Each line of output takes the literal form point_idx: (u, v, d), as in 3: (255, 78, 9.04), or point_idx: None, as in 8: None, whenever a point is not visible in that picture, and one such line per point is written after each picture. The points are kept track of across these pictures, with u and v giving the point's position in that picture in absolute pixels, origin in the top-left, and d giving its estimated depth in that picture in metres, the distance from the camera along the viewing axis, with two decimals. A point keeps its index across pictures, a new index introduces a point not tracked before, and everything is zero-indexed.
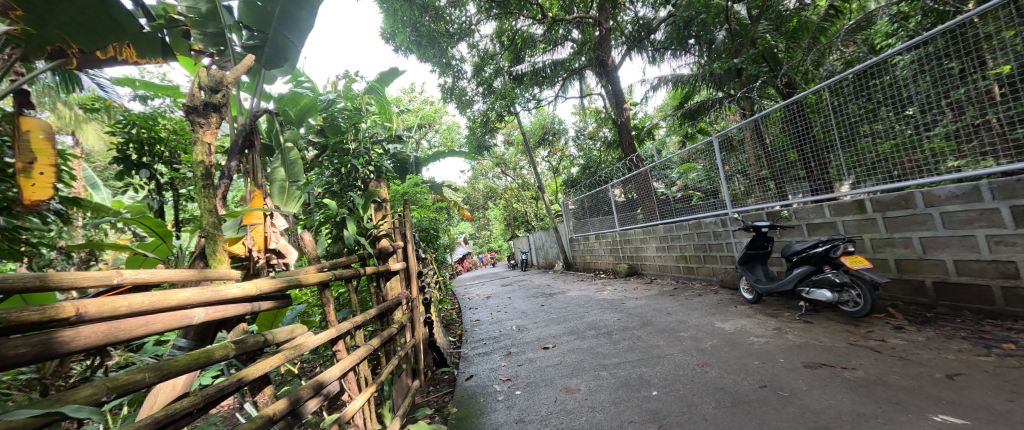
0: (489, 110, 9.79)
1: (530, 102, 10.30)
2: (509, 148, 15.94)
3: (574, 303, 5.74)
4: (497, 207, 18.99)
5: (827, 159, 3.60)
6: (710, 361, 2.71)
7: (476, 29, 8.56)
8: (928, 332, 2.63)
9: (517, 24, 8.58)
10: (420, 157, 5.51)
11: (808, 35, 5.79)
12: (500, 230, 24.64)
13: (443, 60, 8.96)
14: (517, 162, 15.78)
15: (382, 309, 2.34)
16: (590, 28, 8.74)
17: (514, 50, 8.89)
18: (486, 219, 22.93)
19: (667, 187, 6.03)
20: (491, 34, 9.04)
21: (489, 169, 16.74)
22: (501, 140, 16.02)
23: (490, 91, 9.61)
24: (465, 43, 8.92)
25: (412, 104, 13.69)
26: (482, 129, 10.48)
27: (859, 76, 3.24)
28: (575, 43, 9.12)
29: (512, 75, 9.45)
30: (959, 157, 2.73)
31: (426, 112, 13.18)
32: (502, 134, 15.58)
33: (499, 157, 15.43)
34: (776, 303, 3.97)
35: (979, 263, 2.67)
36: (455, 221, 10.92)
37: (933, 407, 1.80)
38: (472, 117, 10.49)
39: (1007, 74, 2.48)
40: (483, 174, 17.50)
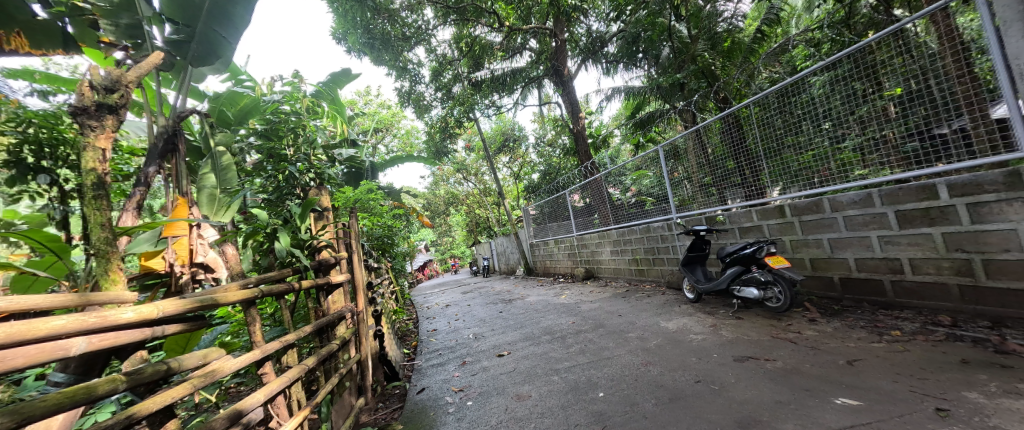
0: (449, 115, 9.76)
1: (489, 109, 10.38)
2: (470, 154, 15.94)
3: (531, 308, 5.81)
4: (458, 214, 18.84)
5: (759, 167, 3.90)
6: (653, 360, 2.85)
7: (433, 34, 8.49)
8: (835, 323, 2.96)
9: (475, 31, 8.62)
10: (377, 162, 5.24)
11: (740, 55, 6.38)
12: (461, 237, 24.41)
13: (399, 64, 8.77)
14: (478, 168, 15.84)
15: (321, 324, 2.19)
16: (548, 38, 8.92)
17: (473, 56, 8.98)
18: (447, 226, 22.62)
19: (621, 193, 6.27)
20: (449, 40, 9.03)
21: (449, 175, 16.66)
22: (461, 146, 15.96)
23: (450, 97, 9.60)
24: (423, 47, 8.78)
25: (368, 108, 13.28)
26: (441, 134, 10.39)
27: (784, 92, 3.55)
28: (533, 53, 9.29)
29: (472, 81, 9.55)
30: (865, 166, 3.06)
31: (382, 116, 12.82)
32: (462, 140, 15.51)
33: (460, 163, 15.39)
34: (714, 301, 4.27)
35: (874, 260, 3.05)
36: (413, 229, 10.68)
37: (836, 391, 2.01)
38: (432, 122, 10.39)
39: (900, 95, 2.80)
40: (444, 179, 17.45)
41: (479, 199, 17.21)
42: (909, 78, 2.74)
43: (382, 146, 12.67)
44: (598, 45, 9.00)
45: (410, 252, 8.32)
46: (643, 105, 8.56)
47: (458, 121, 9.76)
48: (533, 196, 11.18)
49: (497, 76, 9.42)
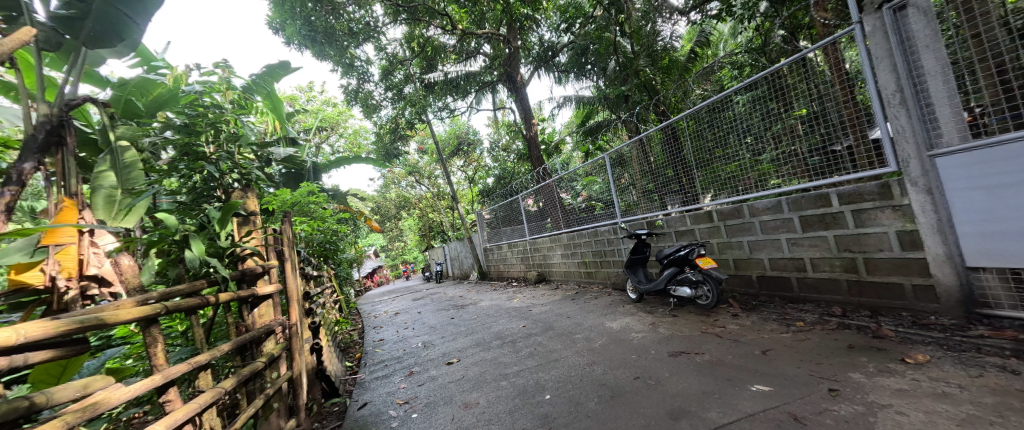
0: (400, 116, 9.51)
1: (442, 111, 10.25)
2: (423, 157, 15.62)
3: (483, 313, 5.78)
4: (410, 218, 18.33)
5: (693, 176, 4.19)
6: (597, 359, 2.95)
7: (383, 32, 8.22)
8: (754, 317, 3.27)
9: (427, 32, 8.47)
10: (319, 163, 4.57)
11: (677, 72, 6.92)
12: (413, 241, 23.75)
13: (344, 61, 8.36)
14: (431, 171, 15.54)
15: (242, 341, 2.00)
16: (501, 44, 9.00)
17: (425, 58, 8.86)
18: (399, 231, 21.90)
19: (572, 198, 6.45)
20: (400, 39, 8.79)
21: (401, 178, 16.14)
22: (413, 148, 15.58)
23: (401, 98, 9.34)
24: (372, 45, 8.46)
25: (311, 105, 12.49)
26: (391, 136, 10.10)
27: (713, 108, 3.86)
28: (486, 58, 9.32)
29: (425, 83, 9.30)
30: (779, 176, 3.38)
31: (327, 114, 12.13)
32: (414, 143, 15.17)
33: (411, 165, 15.00)
34: (653, 300, 4.54)
35: (783, 259, 3.42)
36: (362, 234, 10.21)
37: (753, 379, 2.22)
38: (381, 124, 10.06)
39: (804, 115, 3.15)
40: (395, 182, 16.90)
41: (432, 203, 16.90)
42: (811, 100, 3.09)
43: (328, 147, 12.05)
44: (550, 54, 9.28)
45: (358, 258, 7.95)
46: (593, 114, 8.93)
47: (410, 123, 9.56)
48: (486, 200, 11.20)
49: (451, 78, 9.10)
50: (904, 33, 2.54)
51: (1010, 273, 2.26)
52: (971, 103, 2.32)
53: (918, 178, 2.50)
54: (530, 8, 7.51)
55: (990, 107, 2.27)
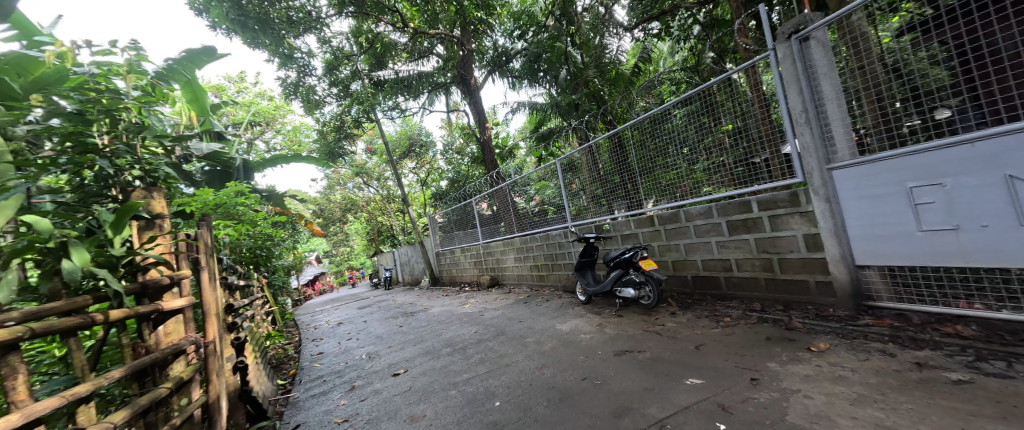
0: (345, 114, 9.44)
1: (392, 110, 9.91)
2: (371, 157, 15.01)
3: (434, 320, 5.66)
4: (357, 221, 17.53)
5: (637, 182, 4.43)
6: (547, 362, 3.02)
7: (326, 23, 7.73)
8: (689, 315, 3.52)
9: (376, 28, 8.09)
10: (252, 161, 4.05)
11: (624, 84, 7.31)
12: (361, 246, 22.72)
13: (282, 51, 7.76)
14: (381, 173, 14.96)
15: (142, 366, 1.69)
16: (455, 46, 8.89)
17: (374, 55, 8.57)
18: (345, 235, 20.84)
19: (526, 202, 6.52)
20: (346, 32, 8.36)
21: (347, 179, 15.37)
22: (362, 148, 15.01)
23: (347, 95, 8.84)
24: (314, 36, 7.93)
25: (243, 97, 11.45)
26: (336, 135, 9.62)
27: (655, 119, 4.12)
28: (439, 58, 9.17)
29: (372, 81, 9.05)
30: (710, 184, 3.66)
31: (261, 107, 11.16)
32: (362, 142, 14.55)
33: (359, 166, 14.35)
34: (601, 302, 4.72)
35: (713, 260, 3.73)
36: (303, 238, 9.57)
37: (687, 373, 2.39)
38: (327, 122, 9.58)
39: (730, 130, 3.45)
40: (341, 183, 16.00)
41: (381, 206, 16.30)
42: (736, 117, 3.40)
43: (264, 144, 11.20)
44: (504, 59, 9.38)
45: (298, 264, 7.43)
46: (545, 120, 9.14)
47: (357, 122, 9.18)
48: (439, 203, 11.01)
49: (402, 77, 8.87)
50: (807, 62, 2.91)
51: (887, 270, 2.67)
52: (857, 125, 2.69)
53: (819, 188, 2.86)
54: (484, 12, 7.56)
55: (872, 129, 2.63)
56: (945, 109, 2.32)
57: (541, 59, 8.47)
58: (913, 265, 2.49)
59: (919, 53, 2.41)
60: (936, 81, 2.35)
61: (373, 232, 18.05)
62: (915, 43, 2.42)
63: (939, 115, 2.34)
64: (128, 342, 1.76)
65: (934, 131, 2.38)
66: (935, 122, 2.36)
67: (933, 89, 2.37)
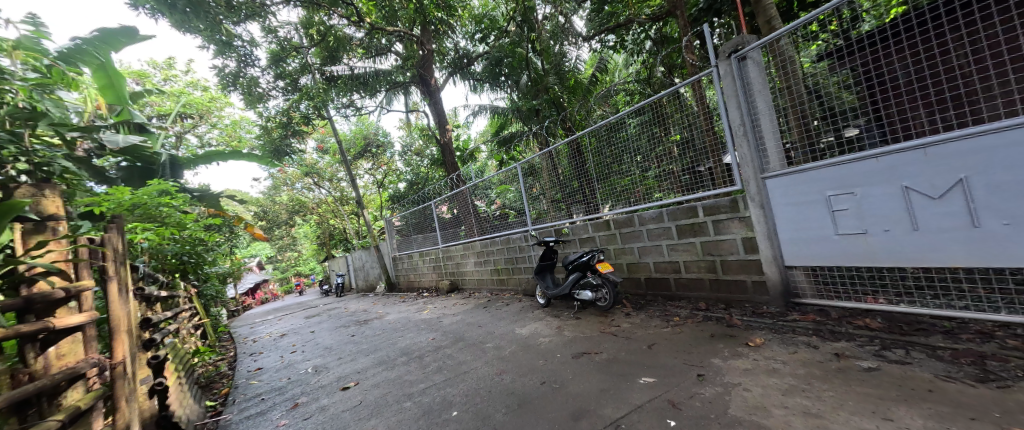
0: (293, 110, 8.68)
1: (346, 108, 9.45)
2: (323, 157, 14.25)
3: (389, 328, 5.43)
4: (307, 224, 16.57)
5: (594, 188, 4.53)
6: (506, 368, 2.98)
7: (272, 12, 7.14)
8: (643, 315, 3.64)
9: (328, 19, 7.45)
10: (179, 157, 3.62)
11: (583, 91, 7.52)
12: (311, 251, 21.47)
13: (221, 38, 7.08)
14: (333, 173, 14.25)
15: (29, 393, 1.41)
16: (414, 44, 8.65)
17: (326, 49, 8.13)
18: (292, 239, 19.60)
19: (487, 205, 6.46)
20: (295, 22, 7.85)
21: (295, 180, 14.45)
22: (312, 147, 14.16)
23: (295, 90, 8.57)
24: (257, 23, 7.33)
25: (172, 86, 10.34)
26: (282, 132, 9.03)
27: (611, 127, 4.24)
28: (398, 56, 8.91)
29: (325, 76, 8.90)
30: (661, 190, 3.82)
31: (194, 98, 10.13)
32: (312, 140, 13.80)
33: (309, 166, 13.56)
34: (560, 305, 4.77)
35: (664, 262, 3.88)
36: (243, 242, 8.82)
37: (642, 372, 2.45)
38: (271, 116, 8.92)
39: (677, 140, 3.61)
40: (287, 184, 14.81)
41: (333, 209, 15.53)
42: (683, 128, 3.56)
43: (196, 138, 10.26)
44: (465, 62, 9.31)
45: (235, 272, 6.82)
46: (507, 124, 9.17)
47: (306, 118, 8.66)
48: (396, 206, 10.66)
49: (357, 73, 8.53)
50: (745, 79, 3.12)
51: (810, 269, 2.91)
52: (784, 140, 2.94)
53: (754, 195, 3.06)
54: (445, 13, 7.46)
55: (797, 145, 2.88)
56: (853, 127, 2.56)
57: (502, 63, 8.49)
58: (830, 265, 2.73)
59: (833, 77, 2.64)
60: (847, 103, 2.59)
61: (325, 236, 17.13)
62: (830, 67, 2.64)
63: (849, 133, 2.58)
64: (7, 369, 1.47)
65: (845, 147, 2.62)
66: (846, 139, 2.60)
67: (843, 111, 2.61)
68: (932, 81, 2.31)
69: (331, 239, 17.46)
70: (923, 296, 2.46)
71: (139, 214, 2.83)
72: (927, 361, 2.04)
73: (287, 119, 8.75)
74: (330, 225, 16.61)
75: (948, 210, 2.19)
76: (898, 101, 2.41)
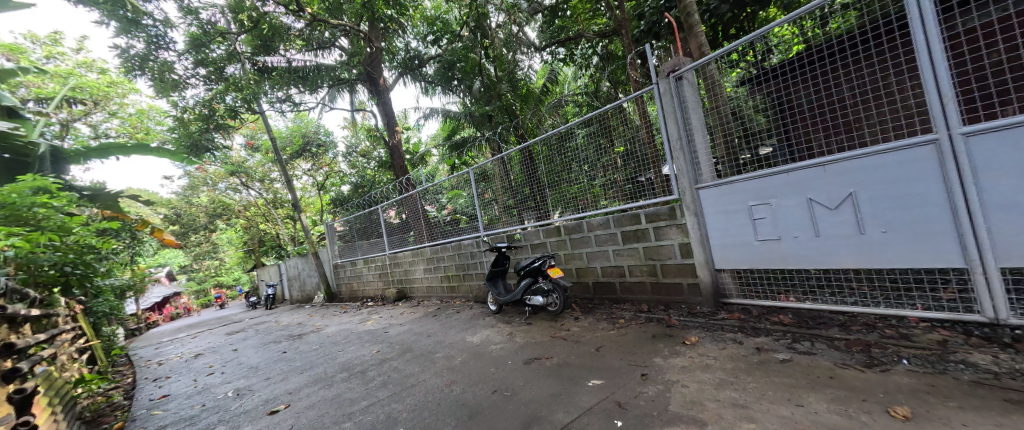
0: (215, 101, 7.62)
1: (283, 103, 8.77)
2: (253, 155, 13.19)
3: (328, 341, 5.08)
4: (234, 229, 15.16)
5: (544, 194, 4.60)
6: (457, 378, 2.90)
7: None
8: (591, 318, 3.73)
9: (263, 7, 6.91)
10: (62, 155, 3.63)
11: (535, 101, 7.67)
12: (238, 258, 19.67)
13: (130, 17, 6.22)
14: (266, 173, 13.23)
15: None
16: (361, 41, 8.30)
17: (260, 38, 7.51)
18: (215, 245, 17.78)
19: (437, 211, 6.32)
20: (223, 7, 7.16)
21: (221, 180, 13.18)
22: (241, 143, 13.19)
23: (222, 80, 7.58)
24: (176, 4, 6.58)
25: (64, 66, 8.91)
26: (203, 125, 7.64)
27: (561, 136, 4.34)
28: (343, 52, 8.50)
29: (257, 66, 8.17)
30: (606, 198, 3.95)
31: (91, 82, 8.78)
32: (241, 137, 12.73)
33: (236, 164, 12.43)
34: (511, 311, 4.76)
35: (611, 267, 4.02)
36: (151, 248, 7.85)
37: (591, 375, 2.50)
38: (187, 106, 7.57)
39: (621, 152, 3.76)
40: (207, 183, 13.42)
41: (265, 212, 14.34)
42: (626, 141, 3.70)
43: (91, 128, 8.99)
44: (415, 63, 9.13)
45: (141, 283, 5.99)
46: (459, 129, 9.10)
47: (234, 111, 7.74)
48: (339, 210, 10.12)
49: None
50: (681, 97, 3.32)
51: (736, 272, 3.16)
52: (714, 156, 3.18)
53: (689, 204, 3.28)
54: (395, 11, 7.27)
55: (723, 160, 3.12)
56: (767, 147, 2.80)
57: (455, 67, 8.45)
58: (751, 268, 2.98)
59: (750, 101, 2.87)
60: (761, 125, 2.82)
61: (255, 242, 15.75)
62: (748, 92, 2.87)
63: (763, 151, 2.82)
64: None
65: (761, 164, 2.86)
66: (761, 157, 2.85)
67: (758, 132, 2.84)
68: (830, 109, 2.56)
69: (262, 246, 16.08)
70: (822, 293, 2.71)
71: (6, 216, 2.84)
72: (827, 350, 2.29)
73: (209, 111, 7.55)
74: (261, 230, 15.29)
75: (841, 222, 2.47)
76: (803, 125, 2.66)
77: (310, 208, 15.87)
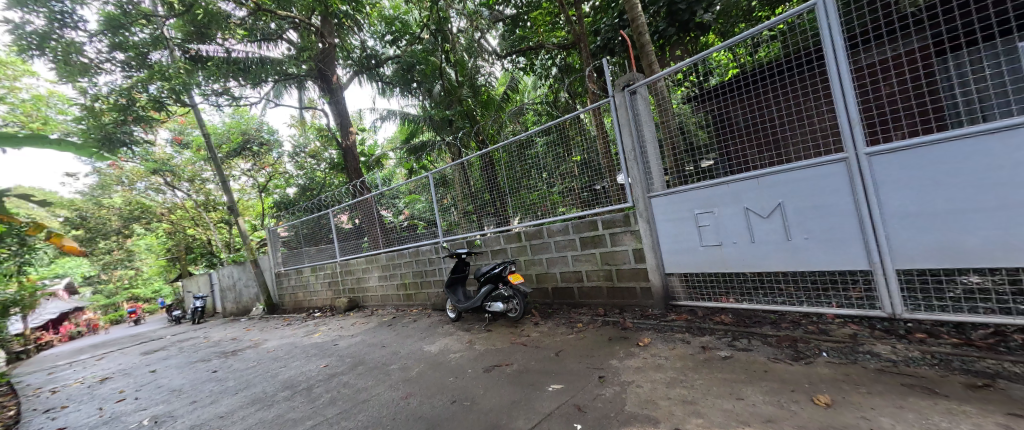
0: (136, 90, 6.48)
1: (219, 97, 8.10)
2: (181, 152, 12.05)
3: (269, 357, 4.75)
4: (159, 234, 13.79)
5: (504, 200, 4.65)
6: (413, 390, 2.84)
7: None
8: (550, 323, 3.82)
9: None
10: None
11: (495, 107, 7.74)
12: (160, 266, 17.85)
13: None
14: (196, 172, 12.13)
15: None
16: (311, 35, 7.94)
17: (193, 23, 6.76)
18: (132, 251, 16.01)
19: (394, 216, 6.18)
20: None
21: (142, 179, 11.93)
22: (165, 138, 12.01)
23: (144, 67, 6.48)
24: None
25: None
26: (118, 116, 6.27)
27: (521, 143, 4.42)
28: (290, 46, 8.08)
29: (188, 54, 7.32)
30: (564, 205, 4.07)
31: None
32: (165, 131, 11.60)
33: (160, 162, 11.27)
34: (471, 318, 4.75)
35: (569, 272, 4.14)
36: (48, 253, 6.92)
37: (550, 380, 2.56)
38: (99, 94, 6.19)
39: (578, 161, 3.90)
40: (121, 182, 12.01)
41: (196, 215, 13.17)
42: (584, 150, 3.85)
43: None
44: (372, 63, 8.91)
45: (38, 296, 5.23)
46: (417, 132, 8.97)
47: (159, 103, 6.74)
48: (284, 214, 9.56)
49: None
50: (635, 111, 3.52)
51: (684, 275, 3.37)
52: (663, 167, 3.40)
53: (641, 212, 3.47)
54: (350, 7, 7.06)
55: (671, 171, 3.34)
56: (708, 160, 3.04)
57: (414, 70, 8.35)
58: (696, 272, 3.20)
59: (694, 117, 3.10)
60: (702, 140, 3.06)
61: (181, 248, 14.35)
62: (692, 109, 3.10)
63: (705, 164, 3.07)
64: None
65: (703, 176, 3.10)
66: (703, 169, 3.09)
67: (700, 146, 3.08)
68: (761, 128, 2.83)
69: (190, 253, 14.68)
70: (756, 294, 2.95)
71: None
72: (761, 346, 2.51)
73: (127, 101, 6.31)
74: (189, 236, 14.00)
75: (772, 229, 2.73)
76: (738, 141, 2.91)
77: (249, 211, 14.83)
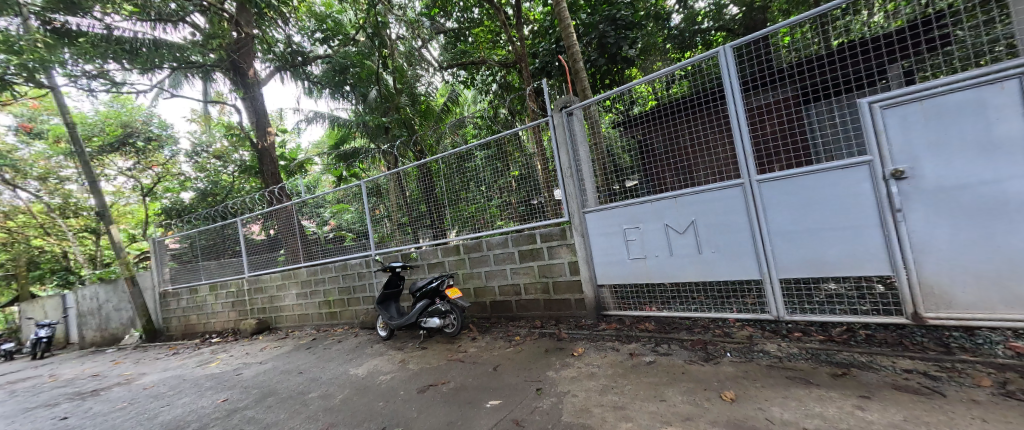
0: None
1: (96, 81, 6.93)
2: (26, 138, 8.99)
3: (145, 396, 4.08)
4: None
5: (442, 212, 4.62)
6: (336, 420, 2.66)
7: None
8: (486, 338, 3.84)
9: None
10: None
11: (434, 117, 7.68)
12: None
13: None
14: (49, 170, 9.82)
15: None
16: (220, 19, 7.22)
17: None
18: None
19: (318, 227, 5.80)
20: None
21: None
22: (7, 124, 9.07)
23: None
24: None
25: None
26: None
27: (460, 156, 4.46)
28: (195, 31, 7.25)
29: (50, 26, 5.78)
30: (502, 218, 4.15)
31: None
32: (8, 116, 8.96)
33: None
34: (404, 335, 4.59)
35: (507, 284, 4.21)
36: None
37: (488, 396, 2.58)
38: None
39: (516, 175, 4.02)
40: None
41: None
42: (522, 165, 3.99)
43: None
44: (297, 60, 8.42)
45: None
46: (349, 138, 8.59)
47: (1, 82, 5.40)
48: (175, 221, 8.40)
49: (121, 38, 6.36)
50: (571, 131, 3.74)
51: (613, 287, 3.62)
52: (596, 185, 3.65)
53: (576, 227, 3.67)
54: None
55: (602, 189, 3.59)
56: (632, 180, 3.33)
57: (348, 72, 8.05)
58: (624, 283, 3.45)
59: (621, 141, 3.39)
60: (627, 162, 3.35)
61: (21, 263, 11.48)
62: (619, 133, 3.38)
63: (629, 184, 3.35)
64: None
65: (628, 195, 3.39)
66: (628, 189, 3.36)
67: (625, 167, 3.36)
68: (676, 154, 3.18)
69: (33, 269, 10.76)
70: (673, 302, 3.25)
71: None
72: (678, 350, 2.78)
73: None
74: None
75: (686, 244, 3.05)
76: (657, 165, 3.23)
77: (128, 219, 12.19)
